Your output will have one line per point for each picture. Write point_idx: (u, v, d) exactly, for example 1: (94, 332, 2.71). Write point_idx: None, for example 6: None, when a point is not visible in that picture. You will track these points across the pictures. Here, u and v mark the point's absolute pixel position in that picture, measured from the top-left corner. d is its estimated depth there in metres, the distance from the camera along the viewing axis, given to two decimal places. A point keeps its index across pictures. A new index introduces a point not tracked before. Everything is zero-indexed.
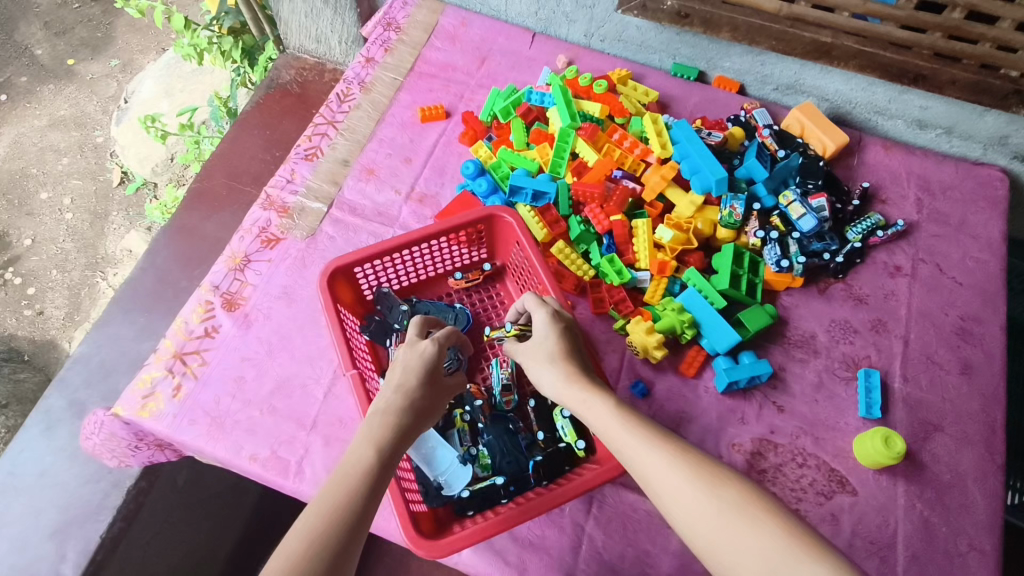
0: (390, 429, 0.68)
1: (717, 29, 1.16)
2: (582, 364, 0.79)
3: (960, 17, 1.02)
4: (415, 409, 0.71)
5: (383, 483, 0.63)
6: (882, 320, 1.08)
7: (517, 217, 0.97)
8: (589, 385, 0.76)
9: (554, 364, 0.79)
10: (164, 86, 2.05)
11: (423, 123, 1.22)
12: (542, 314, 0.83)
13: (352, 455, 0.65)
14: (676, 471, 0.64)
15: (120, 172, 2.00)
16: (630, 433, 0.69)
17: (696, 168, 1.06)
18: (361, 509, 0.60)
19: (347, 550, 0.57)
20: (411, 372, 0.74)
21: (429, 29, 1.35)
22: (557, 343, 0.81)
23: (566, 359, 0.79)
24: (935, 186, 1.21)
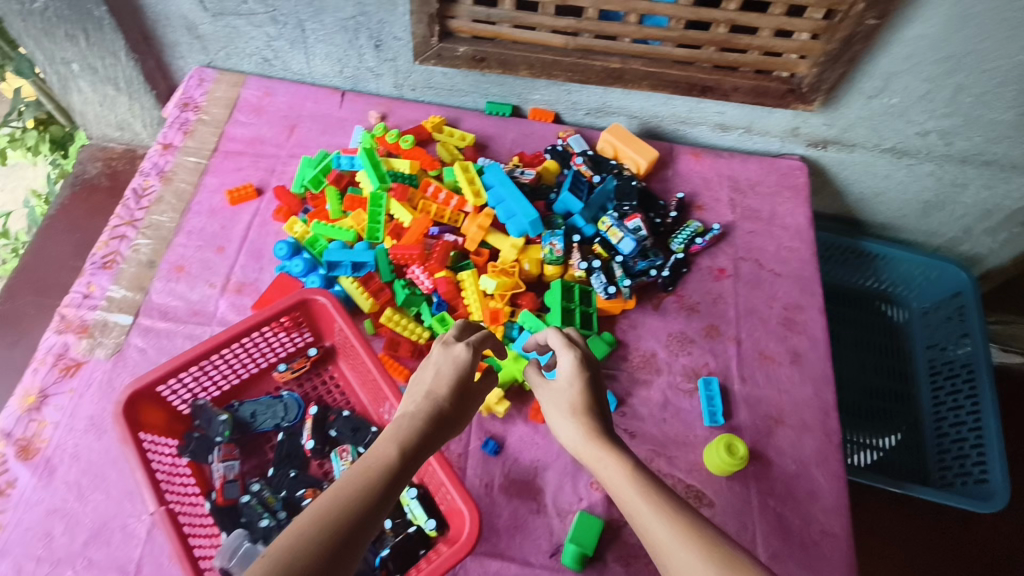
0: (416, 432, 0.65)
1: (514, 68, 1.16)
2: (596, 417, 0.77)
3: (726, 31, 1.07)
4: (437, 417, 0.68)
5: (399, 485, 0.60)
6: (714, 325, 1.12)
7: (331, 297, 0.93)
8: (611, 443, 0.74)
9: (575, 419, 0.77)
10: None
11: (232, 206, 1.16)
12: (569, 355, 0.80)
13: (373, 453, 0.62)
14: (686, 550, 0.59)
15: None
16: (648, 503, 0.65)
17: (510, 212, 1.04)
18: (371, 505, 0.57)
19: (351, 543, 0.53)
20: (442, 380, 0.71)
21: (231, 104, 1.28)
22: (582, 393, 0.78)
23: (588, 414, 0.77)
24: (744, 184, 1.29)
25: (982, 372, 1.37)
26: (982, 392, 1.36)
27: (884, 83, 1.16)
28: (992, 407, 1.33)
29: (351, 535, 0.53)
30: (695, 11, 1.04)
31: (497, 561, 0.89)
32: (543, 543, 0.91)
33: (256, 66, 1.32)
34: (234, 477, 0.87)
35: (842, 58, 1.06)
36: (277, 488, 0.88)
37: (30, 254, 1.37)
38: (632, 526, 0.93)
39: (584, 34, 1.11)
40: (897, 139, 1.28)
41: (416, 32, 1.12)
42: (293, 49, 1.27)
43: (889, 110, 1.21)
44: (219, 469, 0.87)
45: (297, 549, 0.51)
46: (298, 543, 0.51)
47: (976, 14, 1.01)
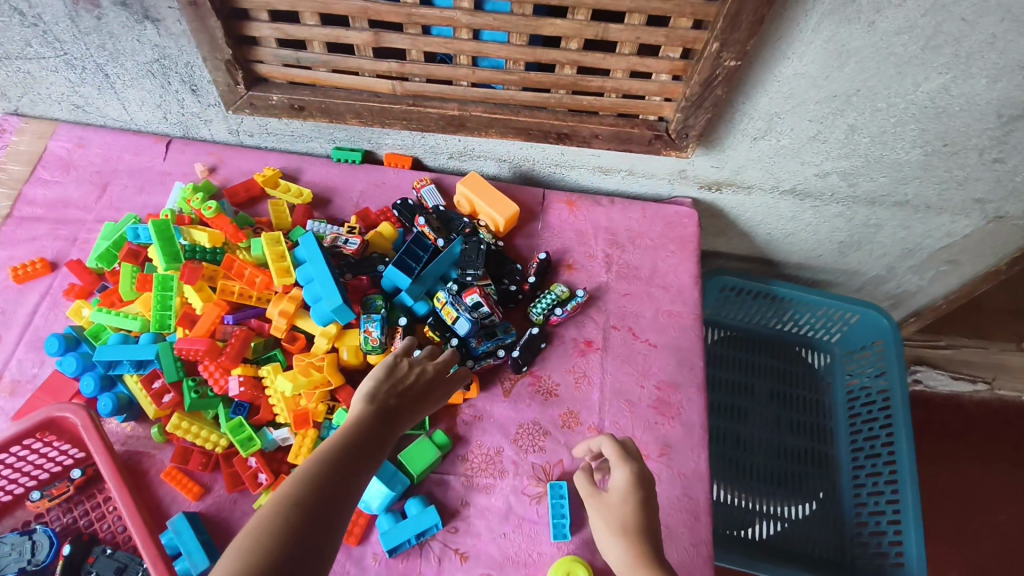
0: (391, 422, 0.66)
1: (341, 116, 1.01)
2: (646, 536, 0.70)
3: (572, 73, 0.92)
4: (405, 404, 0.69)
5: (372, 463, 0.61)
6: (574, 412, 0.97)
7: (83, 416, 0.80)
8: (655, 569, 0.66)
9: (623, 541, 0.70)
10: None
11: (18, 284, 1.00)
12: (622, 472, 0.74)
13: (350, 431, 0.62)
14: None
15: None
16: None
17: (317, 295, 0.90)
18: (343, 485, 0.56)
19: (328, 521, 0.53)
20: (423, 383, 0.73)
21: (34, 160, 1.12)
22: (630, 512, 0.71)
23: (637, 535, 0.69)
24: (623, 237, 1.12)
25: (901, 435, 1.19)
26: (900, 459, 1.18)
27: (767, 125, 1.00)
28: (909, 478, 1.15)
29: (322, 513, 0.53)
30: (529, 53, 0.88)
31: None
32: None
33: (70, 113, 1.16)
34: None
35: (704, 103, 0.92)
36: None
37: None
38: None
39: (412, 78, 0.96)
40: (796, 180, 1.11)
41: (216, 81, 0.97)
42: (103, 96, 1.10)
43: (779, 151, 1.05)
44: None
45: (274, 527, 0.51)
46: (269, 529, 0.50)
47: (855, 51, 0.86)
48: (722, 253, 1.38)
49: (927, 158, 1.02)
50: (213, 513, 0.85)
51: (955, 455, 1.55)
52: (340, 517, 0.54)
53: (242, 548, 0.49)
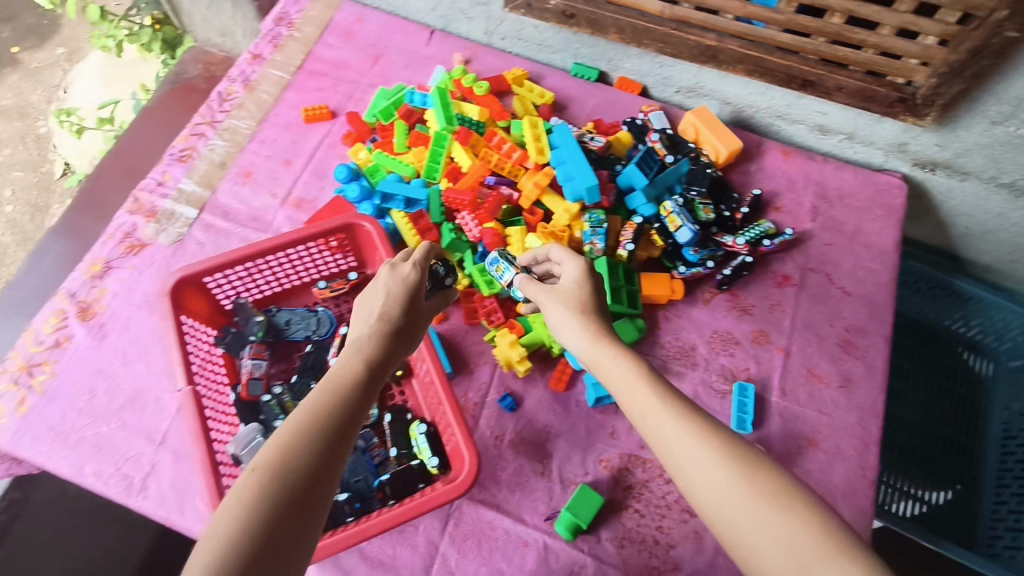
0: (376, 350, 0.66)
1: (604, 30, 1.12)
2: (600, 319, 0.77)
3: (840, 22, 0.99)
4: (394, 335, 0.69)
5: (366, 405, 0.62)
6: (765, 331, 1.06)
7: (376, 225, 0.95)
8: (617, 342, 0.74)
9: (581, 317, 0.77)
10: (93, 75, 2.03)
11: (306, 124, 1.18)
12: (575, 264, 0.81)
13: (337, 374, 0.63)
14: (705, 448, 0.61)
15: (64, 165, 1.94)
16: (663, 403, 0.66)
17: (569, 176, 1.02)
18: (339, 436, 0.58)
19: (325, 473, 0.56)
20: (393, 299, 0.71)
21: (323, 25, 1.30)
22: (582, 295, 0.79)
23: (591, 314, 0.77)
24: (832, 193, 1.19)
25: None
26: None
27: (1013, 109, 1.01)
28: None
29: (318, 477, 0.55)
30: None
31: (491, 511, 0.91)
32: (540, 506, 0.91)
33: None
34: (260, 375, 0.92)
35: (965, 72, 0.97)
36: (297, 395, 0.93)
37: (127, 137, 1.47)
38: (633, 511, 0.91)
39: (684, 3, 1.05)
40: (1018, 173, 1.13)
41: None
42: None
43: (1012, 140, 1.07)
44: (247, 365, 0.92)
45: (262, 490, 0.53)
46: (253, 494, 0.52)
47: None
48: (917, 242, 1.42)
49: None
50: (450, 336, 1.02)
51: None
52: (334, 478, 0.56)
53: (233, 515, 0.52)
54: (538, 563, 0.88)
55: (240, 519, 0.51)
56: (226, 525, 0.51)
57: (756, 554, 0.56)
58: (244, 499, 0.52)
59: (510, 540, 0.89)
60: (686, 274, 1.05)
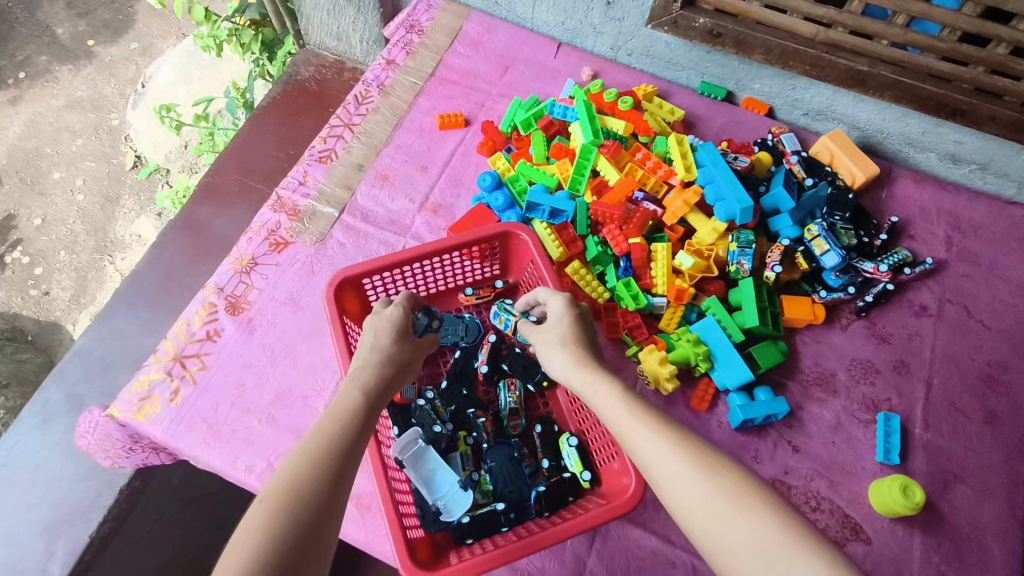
0: (377, 379, 0.72)
1: (750, 50, 1.12)
2: (588, 348, 0.78)
3: (1005, 53, 0.98)
4: (390, 367, 0.75)
5: (366, 433, 0.66)
6: (905, 361, 1.04)
7: (533, 235, 0.95)
8: (597, 366, 0.74)
9: (565, 348, 0.78)
10: (182, 72, 2.07)
11: (441, 130, 1.19)
12: (559, 298, 0.83)
13: (336, 404, 0.68)
14: (675, 457, 0.61)
15: (135, 157, 1.99)
16: (633, 418, 0.66)
17: (720, 195, 1.02)
18: (342, 459, 0.61)
19: (337, 492, 0.58)
20: (383, 335, 0.79)
21: (453, 34, 1.32)
22: (571, 328, 0.80)
23: (576, 343, 0.78)
24: (965, 224, 1.17)
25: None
26: None
27: None
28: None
29: (327, 499, 0.57)
30: (978, 25, 0.95)
31: (637, 529, 0.90)
32: None
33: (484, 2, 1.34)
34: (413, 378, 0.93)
35: None
36: (447, 401, 0.93)
37: (238, 135, 1.49)
38: None
39: (838, 27, 1.05)
40: None
41: None
42: None
43: None
44: None
45: (278, 511, 0.55)
46: (262, 520, 0.54)
47: None
48: None
49: None
50: None
51: None
52: (339, 501, 0.58)
53: (250, 536, 0.53)
54: None
55: (251, 542, 0.52)
56: (237, 549, 0.51)
57: (733, 557, 0.54)
58: (254, 525, 0.54)
59: (657, 561, 0.88)
60: (827, 298, 1.04)
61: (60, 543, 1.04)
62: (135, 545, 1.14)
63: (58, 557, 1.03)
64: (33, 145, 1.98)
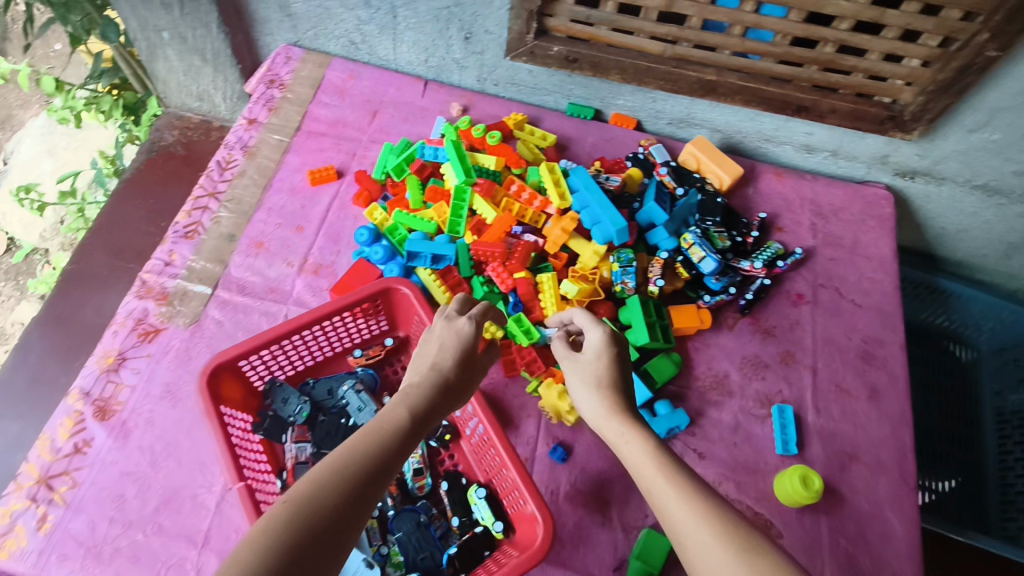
0: (428, 398, 0.67)
1: (606, 72, 1.14)
2: (620, 394, 0.75)
3: (832, 51, 1.04)
4: (442, 390, 0.69)
5: (397, 462, 0.60)
6: (790, 351, 1.09)
7: (414, 288, 0.93)
8: (630, 418, 0.72)
9: (597, 392, 0.75)
10: (45, 145, 1.93)
11: (313, 186, 1.15)
12: (599, 332, 0.80)
13: (383, 416, 0.63)
14: (705, 530, 0.57)
15: (4, 240, 1.83)
16: (665, 479, 0.63)
17: (596, 219, 1.03)
18: (366, 481, 0.56)
19: (356, 512, 0.53)
20: (448, 352, 0.73)
21: (316, 84, 1.28)
22: (604, 368, 0.77)
23: (612, 387, 0.75)
24: (827, 210, 1.24)
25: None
26: None
27: (987, 118, 1.11)
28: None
29: (342, 518, 0.52)
30: (804, 28, 1.01)
31: (558, 569, 0.89)
32: (607, 557, 0.90)
33: (344, 48, 1.32)
34: (305, 459, 0.88)
35: (951, 88, 1.02)
36: None
37: (103, 212, 1.39)
38: None
39: (683, 42, 1.09)
40: (992, 176, 1.21)
41: (513, 28, 1.12)
42: (382, 35, 1.26)
43: (988, 145, 1.16)
44: (291, 450, 0.88)
45: (296, 515, 0.50)
46: (284, 529, 0.49)
47: None
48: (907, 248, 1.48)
49: None
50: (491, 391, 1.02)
51: None
52: (355, 525, 0.53)
53: (268, 533, 0.49)
54: None
55: (256, 553, 0.47)
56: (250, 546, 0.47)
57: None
58: (275, 528, 0.49)
59: None
60: (711, 301, 1.07)
61: None
62: None
63: None
64: None
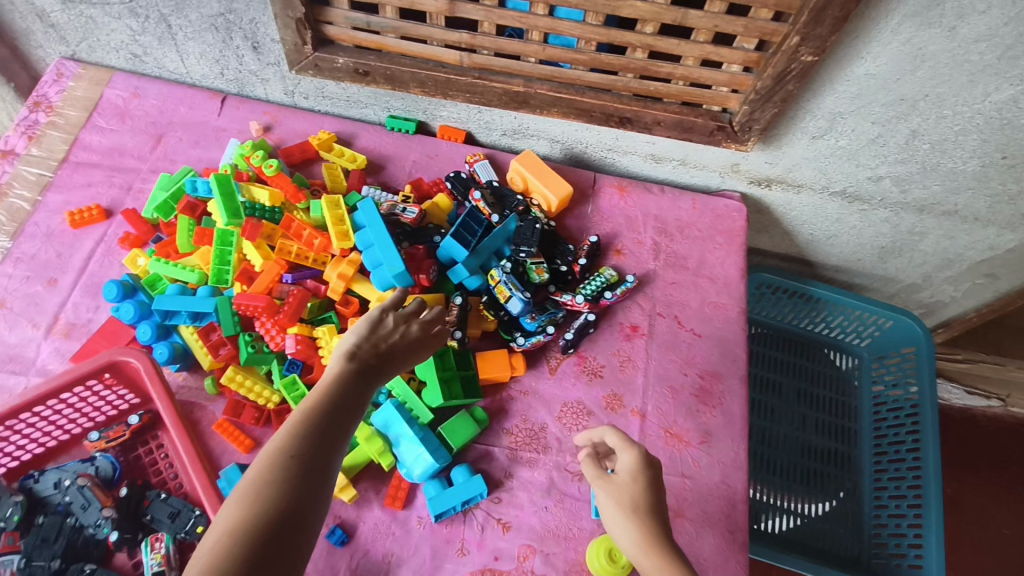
0: (373, 372, 0.66)
1: (403, 85, 1.00)
2: (659, 522, 0.68)
3: (644, 57, 0.91)
4: (385, 361, 0.68)
5: (349, 434, 0.61)
6: (618, 394, 0.98)
7: (145, 360, 0.81)
8: (667, 553, 0.65)
9: (632, 520, 0.68)
10: None
11: (74, 229, 1.01)
12: (633, 454, 0.72)
13: (329, 391, 0.62)
14: None
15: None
16: None
17: (377, 262, 0.90)
18: (321, 459, 0.57)
19: (312, 500, 0.55)
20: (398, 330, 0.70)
21: (91, 106, 1.12)
22: (640, 493, 0.69)
23: (648, 514, 0.68)
24: (673, 226, 1.12)
25: (925, 409, 1.20)
26: (927, 482, 1.14)
27: (829, 124, 0.98)
28: (932, 437, 1.18)
29: (303, 503, 0.54)
30: (605, 33, 0.88)
31: None
32: None
33: (127, 62, 1.15)
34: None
35: (773, 97, 0.90)
36: None
37: None
38: None
39: (481, 50, 0.95)
40: (848, 182, 1.09)
41: (285, 39, 0.97)
42: (163, 46, 1.09)
43: (836, 151, 1.03)
44: None
45: (252, 510, 0.53)
46: (242, 521, 0.52)
47: (932, 55, 0.84)
48: (778, 255, 1.37)
49: (984, 169, 0.99)
50: None
51: (993, 474, 1.49)
52: (320, 497, 0.56)
53: (224, 530, 0.52)
54: None
55: (221, 542, 0.51)
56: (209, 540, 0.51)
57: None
58: (237, 520, 0.52)
59: None
60: (526, 344, 0.95)
61: None
62: None
63: None
64: None
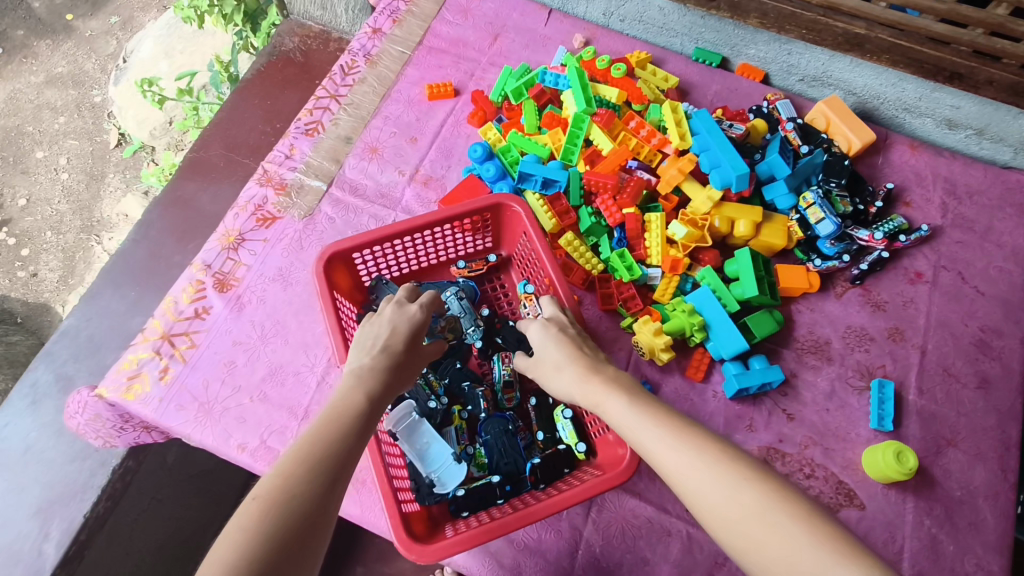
0: (378, 379, 0.67)
1: (745, 14, 1.11)
2: (586, 358, 0.73)
3: (1005, 13, 0.95)
4: (391, 374, 0.69)
5: (360, 443, 0.60)
6: (899, 328, 1.04)
7: (526, 207, 0.93)
8: (603, 378, 0.69)
9: (564, 369, 0.73)
10: (163, 47, 1.95)
11: (430, 101, 1.17)
12: (535, 324, 0.79)
13: (335, 404, 0.63)
14: (696, 471, 0.56)
15: (118, 133, 1.91)
16: (652, 426, 0.62)
17: (715, 163, 1.01)
18: (336, 470, 0.56)
19: (324, 508, 0.53)
20: (398, 334, 0.74)
21: (441, 1, 1.28)
22: (559, 350, 0.75)
23: (574, 359, 0.73)
24: (962, 189, 1.16)
25: None
26: None
27: None
28: None
29: (318, 512, 0.52)
30: None
31: (633, 499, 0.90)
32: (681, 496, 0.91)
33: None
34: None
35: None
36: (441, 374, 0.94)
37: (223, 111, 1.44)
38: None
39: None
40: None
41: None
42: None
43: None
44: None
45: (266, 517, 0.50)
46: (249, 529, 0.49)
47: None
48: None
49: None
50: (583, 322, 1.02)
51: None
52: (329, 518, 0.53)
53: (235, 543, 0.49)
54: (683, 553, 0.87)
55: (235, 549, 0.48)
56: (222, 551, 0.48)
57: (770, 568, 0.50)
58: (239, 532, 0.49)
59: (653, 529, 0.88)
60: (822, 267, 1.03)
61: (56, 523, 1.02)
62: (131, 525, 1.13)
63: (53, 538, 1.02)
64: (12, 124, 1.91)
